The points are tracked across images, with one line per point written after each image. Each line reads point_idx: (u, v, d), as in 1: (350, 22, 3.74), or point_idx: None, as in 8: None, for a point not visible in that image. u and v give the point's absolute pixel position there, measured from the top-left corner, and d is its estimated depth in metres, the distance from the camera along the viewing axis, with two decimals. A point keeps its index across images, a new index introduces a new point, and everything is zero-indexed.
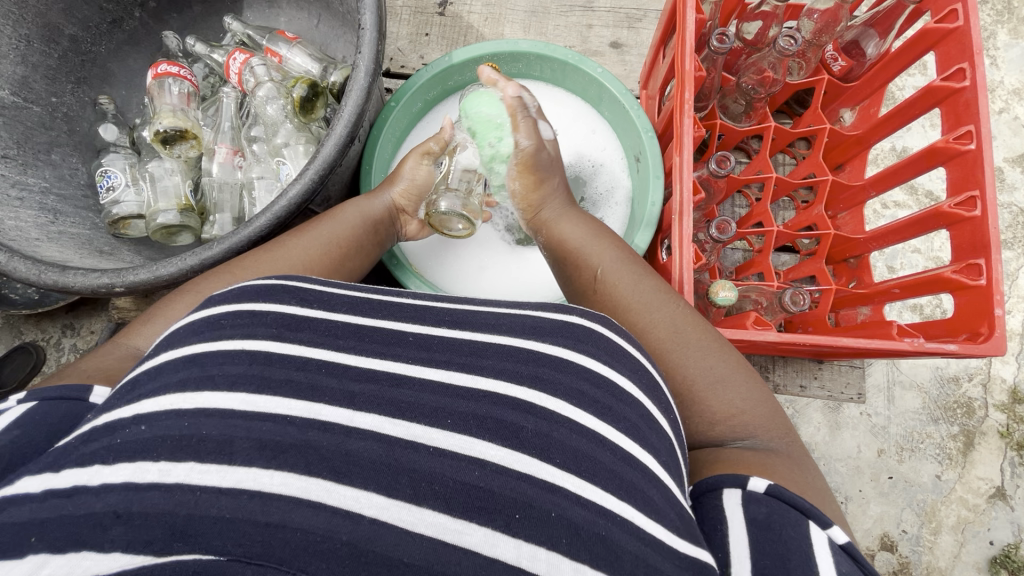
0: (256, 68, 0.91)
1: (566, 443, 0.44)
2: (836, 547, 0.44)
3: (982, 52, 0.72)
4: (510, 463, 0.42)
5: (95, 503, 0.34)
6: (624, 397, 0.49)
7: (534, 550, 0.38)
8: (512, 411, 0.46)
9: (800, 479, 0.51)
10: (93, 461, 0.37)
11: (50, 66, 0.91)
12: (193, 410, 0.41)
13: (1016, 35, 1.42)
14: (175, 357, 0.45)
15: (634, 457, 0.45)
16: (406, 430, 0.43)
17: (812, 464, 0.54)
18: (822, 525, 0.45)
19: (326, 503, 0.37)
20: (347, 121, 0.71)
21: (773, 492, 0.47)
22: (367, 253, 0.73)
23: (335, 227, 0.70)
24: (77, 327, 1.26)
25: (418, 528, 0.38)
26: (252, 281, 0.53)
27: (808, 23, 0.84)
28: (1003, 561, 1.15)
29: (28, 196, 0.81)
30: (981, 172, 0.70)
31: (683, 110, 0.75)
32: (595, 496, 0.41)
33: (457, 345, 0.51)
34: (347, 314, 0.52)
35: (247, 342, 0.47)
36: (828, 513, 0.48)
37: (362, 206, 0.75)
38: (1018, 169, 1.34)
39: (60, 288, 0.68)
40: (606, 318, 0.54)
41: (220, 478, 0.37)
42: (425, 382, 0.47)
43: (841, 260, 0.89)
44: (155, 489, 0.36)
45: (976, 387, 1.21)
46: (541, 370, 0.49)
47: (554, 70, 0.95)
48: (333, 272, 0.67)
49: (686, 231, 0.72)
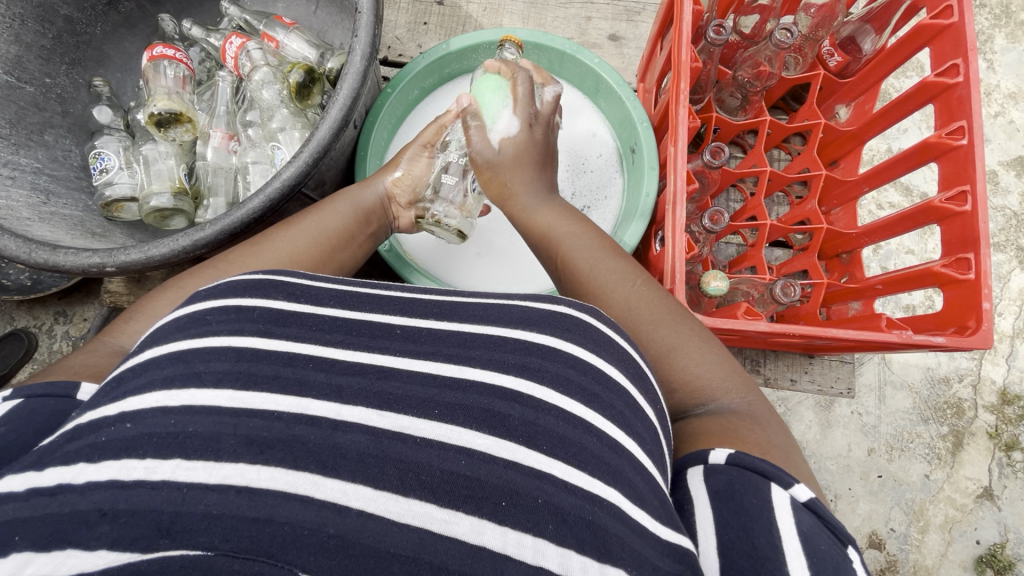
0: (252, 52, 0.90)
1: (552, 430, 0.44)
2: (798, 505, 0.44)
3: (975, 49, 0.72)
4: (497, 451, 0.42)
5: (79, 502, 0.34)
6: (612, 385, 0.49)
7: (519, 537, 0.38)
8: (498, 399, 0.46)
9: (763, 436, 0.51)
10: (78, 460, 0.37)
11: (44, 47, 0.90)
12: (179, 408, 0.41)
13: (1014, 39, 1.42)
14: (158, 354, 0.45)
15: (619, 443, 0.45)
16: (392, 422, 0.43)
17: (778, 423, 0.55)
18: (784, 484, 0.45)
19: (314, 497, 0.37)
20: (341, 105, 0.71)
21: (734, 460, 0.47)
22: (359, 247, 0.72)
23: (324, 217, 0.69)
24: (69, 314, 1.26)
25: (407, 518, 0.38)
26: (240, 276, 0.52)
27: (806, 17, 0.85)
28: (990, 561, 1.16)
29: (19, 175, 0.81)
30: (971, 167, 0.70)
31: (679, 100, 0.75)
32: (581, 482, 0.42)
33: (445, 337, 0.51)
34: (334, 308, 0.52)
35: (232, 338, 0.46)
36: (794, 473, 0.48)
37: (353, 196, 0.73)
38: (1012, 173, 1.35)
39: (50, 267, 0.67)
40: (592, 307, 0.54)
41: (207, 474, 0.37)
42: (414, 374, 0.47)
43: (833, 255, 0.90)
44: (141, 487, 0.35)
45: (966, 388, 1.22)
46: (527, 359, 0.49)
47: (551, 59, 0.95)
48: (321, 264, 0.66)
49: (679, 221, 0.72)
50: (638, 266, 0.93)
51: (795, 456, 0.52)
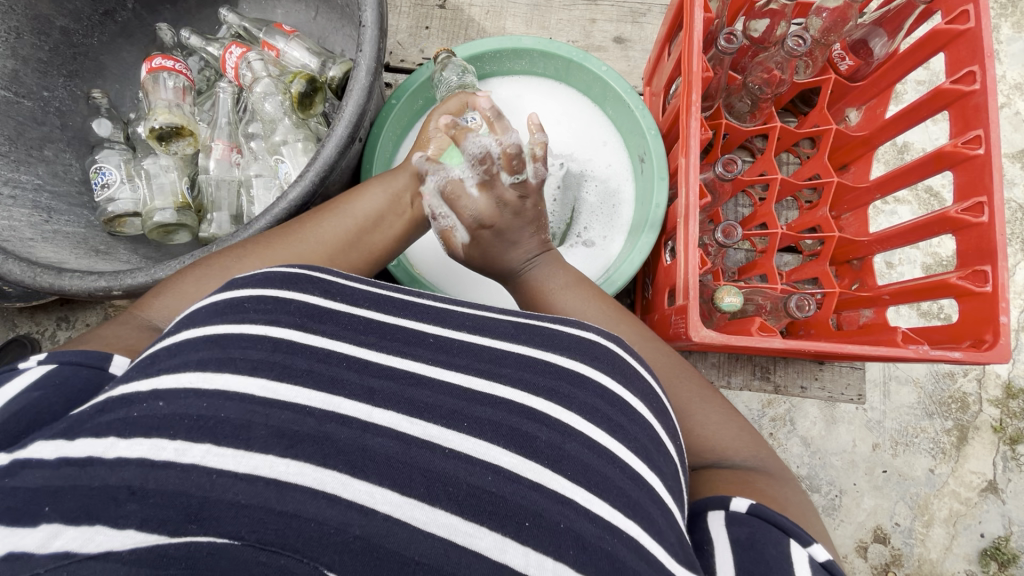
0: (253, 63, 0.87)
1: (577, 457, 0.44)
2: (816, 564, 0.44)
3: (992, 56, 0.70)
4: (522, 471, 0.42)
5: (110, 477, 0.34)
6: (636, 418, 0.48)
7: (541, 557, 0.38)
8: (525, 420, 0.45)
9: (780, 497, 0.51)
10: (109, 433, 0.36)
11: (41, 60, 0.88)
12: (213, 391, 0.40)
13: (1020, 29, 1.40)
14: (195, 336, 0.44)
15: (642, 475, 0.45)
16: (422, 430, 0.43)
17: (787, 481, 0.55)
18: (803, 542, 0.45)
19: (341, 496, 0.37)
20: (347, 121, 0.70)
21: (755, 511, 0.47)
22: (390, 226, 0.67)
23: (355, 203, 0.66)
24: (72, 320, 1.23)
25: (431, 527, 0.37)
26: (277, 267, 0.51)
27: (816, 21, 0.81)
28: (994, 554, 1.16)
29: (20, 194, 0.80)
30: (988, 177, 0.69)
31: (690, 112, 0.74)
32: (603, 511, 0.41)
33: (477, 350, 0.51)
34: (368, 310, 0.51)
35: (270, 329, 0.46)
36: (809, 530, 0.49)
37: (384, 178, 0.70)
38: (1018, 165, 1.33)
39: (56, 292, 0.66)
40: (620, 338, 0.54)
41: (236, 462, 0.36)
42: (442, 384, 0.47)
43: (844, 261, 0.89)
44: (171, 468, 0.35)
45: (970, 382, 1.22)
46: (558, 384, 0.48)
47: (558, 67, 0.94)
48: (347, 248, 0.63)
49: (691, 236, 0.71)
50: (648, 274, 0.92)
51: (812, 514, 0.52)
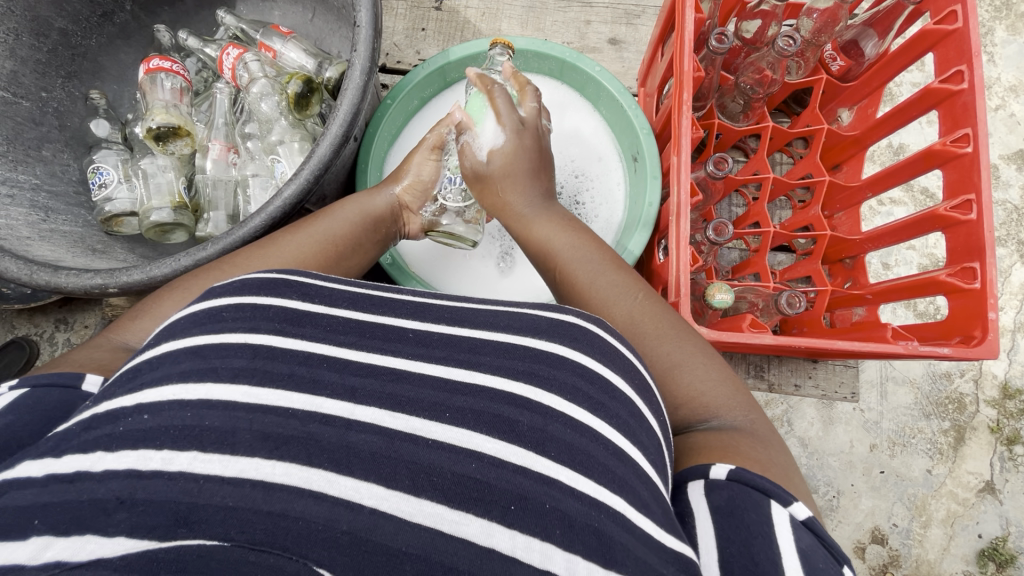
0: (250, 63, 0.88)
1: (561, 437, 0.44)
2: (798, 524, 0.43)
3: (979, 54, 0.72)
4: (508, 456, 0.42)
5: (97, 489, 0.34)
6: (617, 394, 0.48)
7: (528, 540, 0.38)
8: (507, 405, 0.45)
9: (764, 455, 0.50)
10: (95, 449, 0.36)
11: (39, 61, 0.89)
12: (197, 401, 0.40)
13: (1014, 32, 1.41)
14: (176, 348, 0.44)
15: (625, 451, 0.45)
16: (405, 423, 0.43)
17: (779, 439, 0.54)
18: (783, 502, 0.44)
19: (328, 493, 0.37)
20: (342, 120, 0.70)
21: (734, 476, 0.46)
22: (365, 252, 0.70)
23: (332, 221, 0.67)
24: (69, 322, 1.22)
25: (418, 517, 0.38)
26: (254, 273, 0.51)
27: (808, 22, 0.82)
28: (992, 554, 1.16)
29: (18, 193, 0.80)
30: (977, 175, 0.70)
31: (681, 110, 0.75)
32: (588, 489, 0.41)
33: (457, 343, 0.51)
34: (347, 310, 0.52)
35: (249, 335, 0.46)
36: (793, 489, 0.47)
37: (362, 203, 0.72)
38: (1013, 166, 1.34)
39: (52, 289, 0.67)
40: (600, 318, 0.54)
41: (223, 466, 0.37)
42: (423, 378, 0.47)
43: (837, 260, 0.90)
44: (158, 477, 0.35)
45: (967, 382, 1.22)
46: (536, 366, 0.48)
47: (552, 68, 0.95)
48: (326, 270, 0.65)
49: (683, 233, 0.71)
50: (642, 273, 0.93)
51: (793, 471, 0.51)
